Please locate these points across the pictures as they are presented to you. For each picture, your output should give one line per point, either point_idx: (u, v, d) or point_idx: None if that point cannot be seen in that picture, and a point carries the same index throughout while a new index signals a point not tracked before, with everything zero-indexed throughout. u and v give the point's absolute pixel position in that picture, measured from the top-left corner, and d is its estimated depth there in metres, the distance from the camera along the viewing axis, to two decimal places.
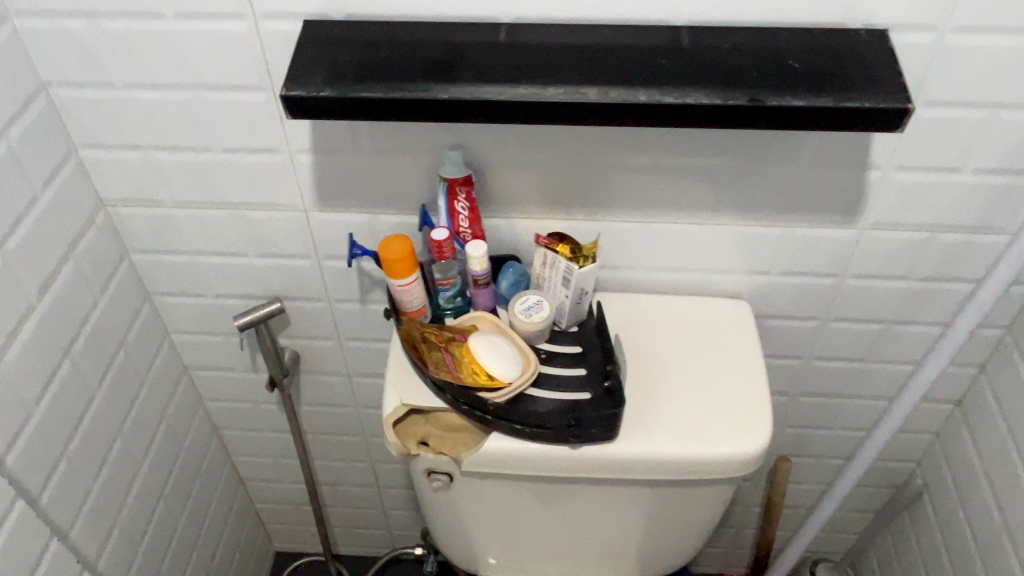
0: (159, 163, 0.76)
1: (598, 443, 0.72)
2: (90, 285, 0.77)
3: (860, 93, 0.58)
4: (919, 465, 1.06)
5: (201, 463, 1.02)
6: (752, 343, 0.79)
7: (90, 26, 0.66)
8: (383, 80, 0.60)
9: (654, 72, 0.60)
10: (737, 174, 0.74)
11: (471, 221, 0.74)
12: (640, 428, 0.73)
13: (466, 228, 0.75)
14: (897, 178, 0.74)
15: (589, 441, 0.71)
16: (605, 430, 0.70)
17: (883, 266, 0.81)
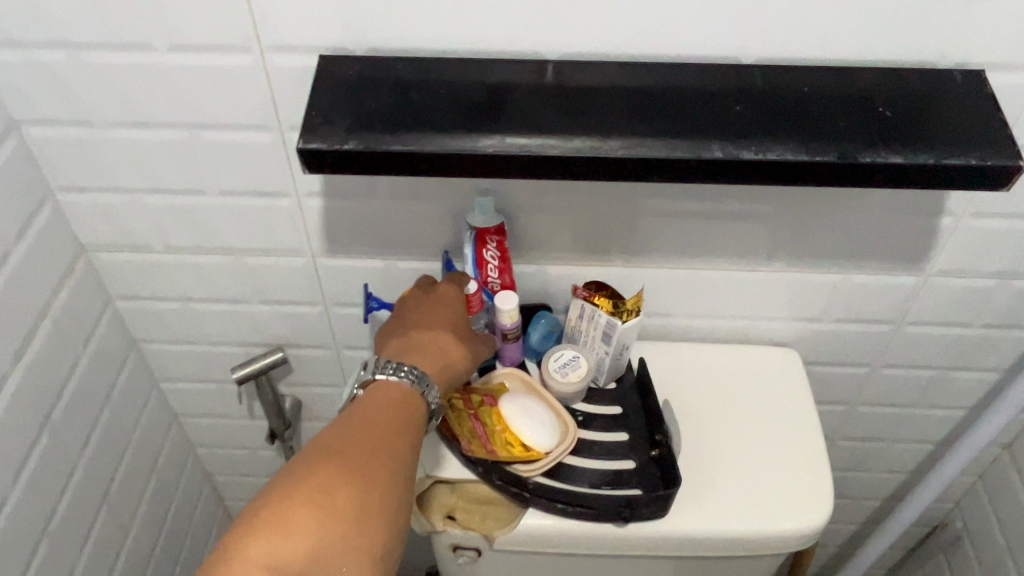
0: (148, 207, 0.68)
1: (645, 521, 0.65)
2: (70, 344, 0.71)
3: (963, 147, 0.50)
4: (960, 505, 1.00)
5: (191, 509, 0.97)
6: (803, 403, 0.73)
7: (69, 60, 0.57)
8: (417, 129, 0.51)
9: (726, 121, 0.52)
10: (794, 221, 0.66)
11: (501, 270, 0.67)
12: (690, 502, 0.66)
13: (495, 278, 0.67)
14: (971, 226, 0.66)
15: (637, 518, 0.64)
16: (655, 509, 0.63)
17: (944, 314, 0.74)
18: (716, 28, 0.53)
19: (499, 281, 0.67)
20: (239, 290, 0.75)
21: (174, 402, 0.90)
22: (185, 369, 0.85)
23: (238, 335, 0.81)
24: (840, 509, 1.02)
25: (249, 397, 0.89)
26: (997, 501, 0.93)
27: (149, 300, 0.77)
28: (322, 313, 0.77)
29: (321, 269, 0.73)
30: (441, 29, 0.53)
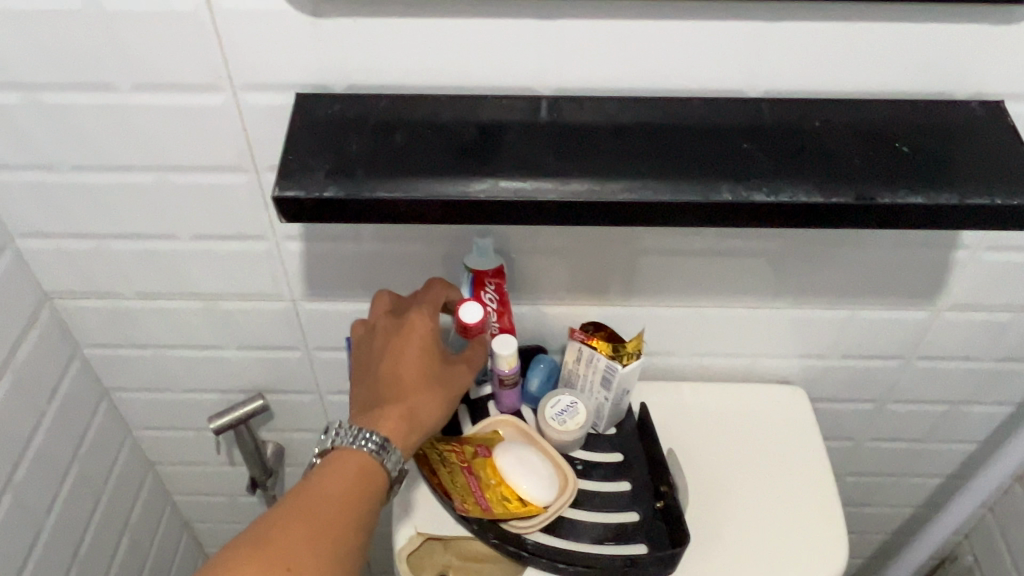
0: (116, 254, 0.63)
1: None
2: (34, 400, 0.67)
3: (987, 185, 0.47)
4: (970, 537, 0.97)
5: (170, 561, 0.92)
6: (812, 444, 0.69)
7: (23, 102, 0.53)
8: (403, 173, 0.47)
9: (736, 160, 0.48)
10: (803, 258, 0.63)
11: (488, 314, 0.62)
12: (700, 553, 0.62)
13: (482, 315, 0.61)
14: (986, 259, 0.63)
15: None
16: (660, 568, 0.59)
17: (956, 348, 0.71)
18: (722, 59, 0.50)
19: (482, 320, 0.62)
20: (215, 336, 0.71)
21: (149, 451, 0.85)
22: (160, 417, 0.81)
23: (215, 382, 0.76)
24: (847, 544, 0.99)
25: (228, 444, 0.85)
26: (1010, 535, 0.89)
27: (118, 348, 0.73)
28: (304, 357, 0.73)
29: (302, 313, 0.69)
30: (428, 64, 0.50)
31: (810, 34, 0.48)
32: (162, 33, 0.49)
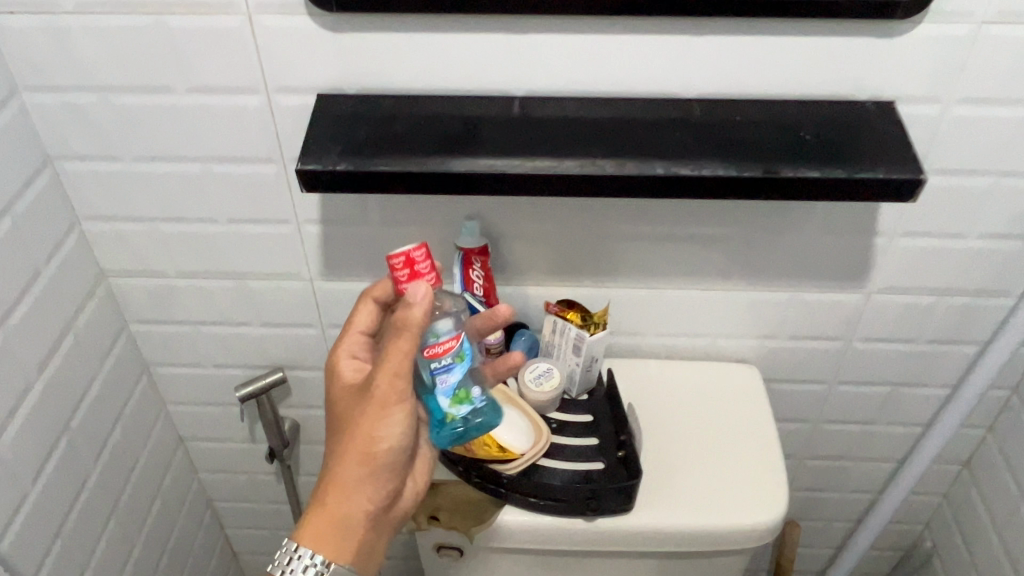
0: (163, 235, 0.75)
1: (613, 516, 0.70)
2: (89, 359, 0.78)
3: (874, 163, 0.58)
4: (929, 526, 1.04)
5: (194, 533, 1.02)
6: (760, 409, 0.79)
7: (98, 100, 0.66)
8: (400, 153, 0.59)
9: (669, 145, 0.60)
10: (746, 243, 0.74)
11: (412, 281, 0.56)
12: (655, 498, 0.71)
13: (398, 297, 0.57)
14: (903, 244, 0.73)
15: (605, 513, 0.70)
16: (621, 503, 0.69)
17: (890, 330, 0.81)
18: (659, 67, 0.61)
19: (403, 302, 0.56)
20: (243, 313, 0.83)
21: (180, 427, 0.96)
22: (191, 393, 0.92)
23: (241, 358, 0.87)
24: (815, 532, 1.06)
25: (250, 420, 0.95)
26: (962, 518, 0.97)
27: (159, 324, 0.84)
28: (319, 334, 0.84)
29: (319, 293, 0.80)
30: (422, 71, 0.62)
31: (728, 46, 0.60)
32: (213, 43, 0.61)
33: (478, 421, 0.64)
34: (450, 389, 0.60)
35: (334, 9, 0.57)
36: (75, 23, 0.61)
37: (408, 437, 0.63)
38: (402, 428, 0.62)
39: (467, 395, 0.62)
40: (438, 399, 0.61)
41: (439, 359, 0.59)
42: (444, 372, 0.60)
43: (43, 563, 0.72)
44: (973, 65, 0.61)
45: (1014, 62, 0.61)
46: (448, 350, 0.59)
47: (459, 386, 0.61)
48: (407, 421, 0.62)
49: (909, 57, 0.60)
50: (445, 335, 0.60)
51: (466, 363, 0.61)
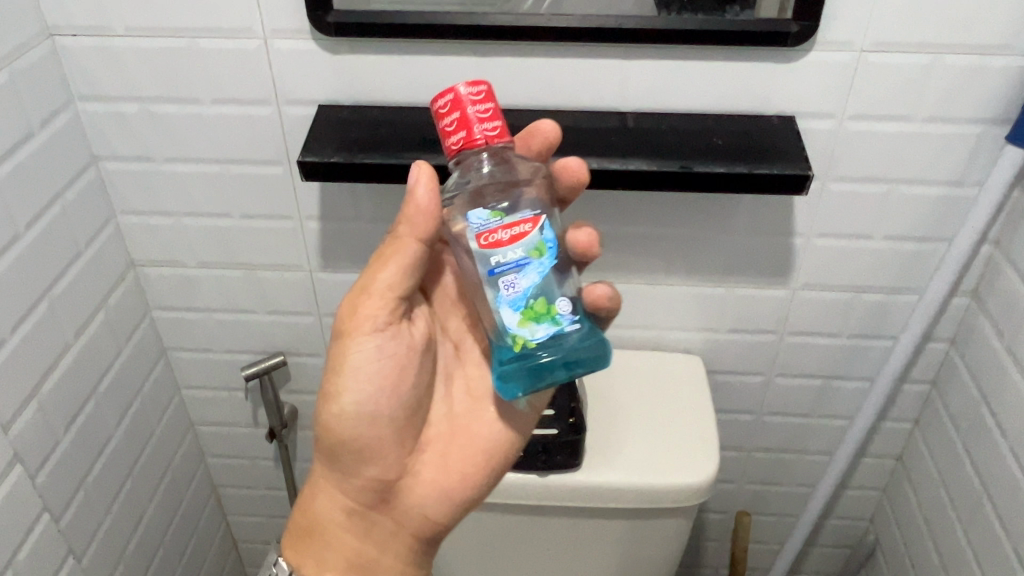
0: (186, 228, 0.89)
1: (563, 471, 0.85)
2: (116, 336, 0.90)
3: (770, 162, 0.71)
4: (873, 522, 1.13)
5: (199, 512, 1.12)
6: (699, 392, 0.92)
7: (139, 109, 0.79)
8: (383, 150, 0.73)
9: (604, 146, 0.73)
10: (683, 242, 0.86)
11: (474, 123, 0.53)
12: (602, 462, 0.86)
13: (448, 140, 0.54)
14: (818, 244, 0.85)
15: (556, 469, 0.84)
16: (569, 459, 0.84)
17: (816, 325, 0.92)
18: (598, 84, 0.75)
19: (456, 147, 0.53)
20: (251, 301, 0.95)
21: (191, 411, 1.07)
22: (203, 377, 1.03)
23: (248, 343, 0.99)
24: (767, 526, 1.15)
25: (254, 406, 1.07)
26: (897, 510, 1.06)
27: (178, 311, 0.97)
28: (317, 322, 0.96)
29: (317, 283, 0.92)
30: (406, 85, 0.76)
31: (653, 68, 0.73)
32: (235, 62, 0.75)
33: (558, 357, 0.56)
34: (523, 296, 0.54)
35: (332, 33, 0.71)
36: (123, 44, 0.75)
37: (369, 427, 0.64)
38: (352, 406, 0.63)
39: (550, 310, 0.54)
40: (507, 307, 0.54)
41: (509, 252, 0.53)
42: (516, 272, 0.53)
43: (69, 505, 0.83)
44: (859, 86, 0.73)
45: (893, 84, 0.73)
46: (515, 239, 0.53)
47: (532, 297, 0.54)
48: (360, 401, 0.63)
49: (805, 77, 0.73)
50: (514, 218, 0.54)
51: (543, 265, 0.54)
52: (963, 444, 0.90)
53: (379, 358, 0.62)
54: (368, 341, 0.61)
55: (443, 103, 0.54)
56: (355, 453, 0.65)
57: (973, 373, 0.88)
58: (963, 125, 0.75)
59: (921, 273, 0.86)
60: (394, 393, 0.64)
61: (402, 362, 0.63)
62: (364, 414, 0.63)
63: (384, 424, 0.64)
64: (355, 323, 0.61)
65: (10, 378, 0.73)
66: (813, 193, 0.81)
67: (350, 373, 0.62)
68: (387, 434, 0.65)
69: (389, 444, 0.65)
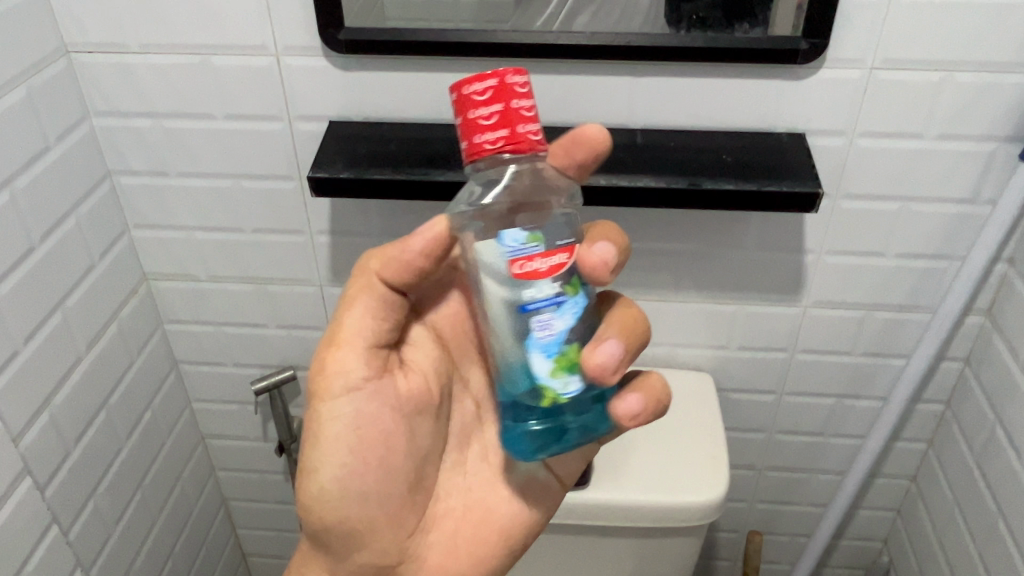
0: (198, 242, 0.89)
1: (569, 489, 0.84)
2: (128, 348, 0.91)
3: (780, 179, 0.71)
4: (887, 544, 1.12)
5: (208, 525, 1.12)
6: (712, 409, 0.91)
7: (153, 124, 0.80)
8: (392, 165, 0.73)
9: (613, 163, 0.73)
10: (693, 259, 0.85)
11: (518, 120, 0.49)
12: (610, 479, 0.86)
13: (486, 136, 0.49)
14: (830, 261, 0.84)
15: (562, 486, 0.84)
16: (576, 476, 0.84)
17: (827, 343, 0.91)
18: (607, 101, 0.75)
19: (494, 145, 0.49)
20: (262, 315, 0.95)
21: (202, 424, 1.08)
22: (213, 390, 1.04)
23: (259, 357, 1.00)
24: (779, 546, 1.14)
25: (264, 419, 1.07)
26: (910, 531, 1.05)
27: (190, 323, 0.97)
28: (326, 337, 0.97)
29: (327, 298, 0.93)
30: (416, 101, 0.76)
31: (663, 85, 0.73)
32: (247, 78, 0.76)
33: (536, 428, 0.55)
34: (557, 342, 0.50)
35: (344, 51, 0.72)
36: (139, 61, 0.76)
37: (353, 505, 0.60)
38: (330, 481, 0.60)
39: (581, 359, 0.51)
40: (541, 351, 0.50)
41: (544, 287, 0.50)
42: (553, 313, 0.50)
43: (78, 516, 0.84)
44: (870, 103, 0.73)
45: (903, 102, 0.73)
46: (553, 271, 0.50)
47: (566, 343, 0.50)
48: (340, 476, 0.59)
49: (815, 95, 0.73)
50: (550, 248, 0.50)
51: (577, 306, 0.51)
52: (977, 464, 0.89)
53: (357, 424, 0.59)
54: (343, 406, 0.59)
55: (485, 93, 0.49)
56: (342, 535, 0.62)
57: (988, 393, 0.87)
58: (976, 143, 0.74)
59: (934, 291, 0.85)
60: (378, 468, 0.60)
61: (384, 429, 0.60)
62: (344, 490, 0.60)
63: (370, 503, 0.61)
64: (328, 385, 0.58)
65: (22, 390, 0.74)
66: (824, 211, 0.80)
67: (327, 444, 0.59)
68: (375, 513, 0.61)
69: (378, 525, 0.62)
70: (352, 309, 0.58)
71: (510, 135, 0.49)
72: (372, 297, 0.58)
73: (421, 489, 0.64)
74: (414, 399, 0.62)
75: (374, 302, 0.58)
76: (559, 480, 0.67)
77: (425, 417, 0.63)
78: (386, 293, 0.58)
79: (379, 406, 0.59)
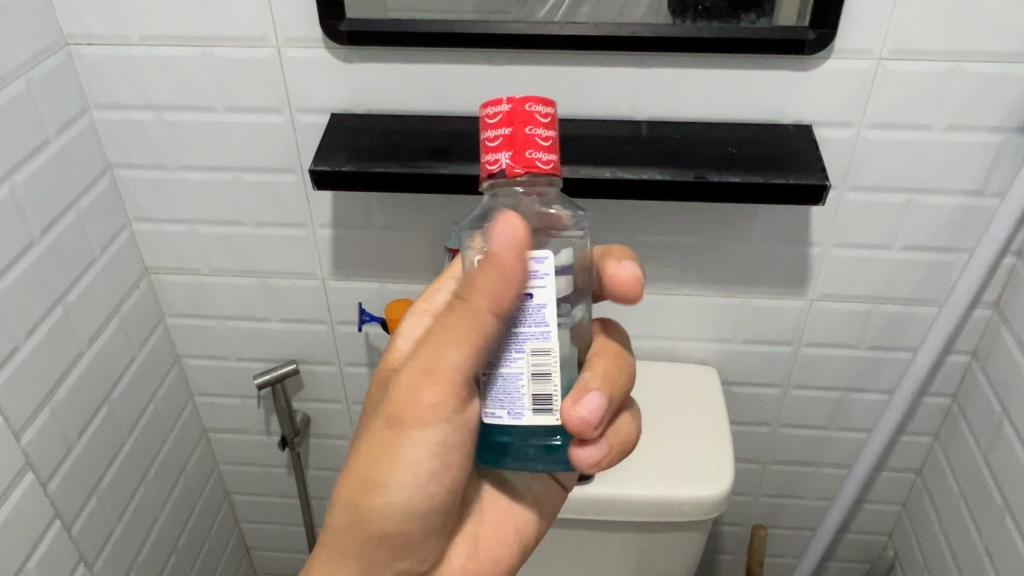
0: (199, 236, 0.89)
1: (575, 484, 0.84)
2: (130, 343, 0.90)
3: (787, 171, 0.70)
4: (892, 537, 1.11)
5: (211, 519, 1.12)
6: (716, 404, 0.91)
7: (153, 117, 0.80)
8: (395, 158, 0.73)
9: (618, 155, 0.72)
10: (698, 252, 0.85)
11: (525, 146, 0.48)
12: (614, 474, 0.85)
13: (489, 159, 0.49)
14: (836, 254, 0.83)
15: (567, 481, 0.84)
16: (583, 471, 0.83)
17: (833, 336, 0.91)
18: (611, 92, 0.74)
19: (494, 168, 0.49)
20: (264, 309, 0.95)
21: (204, 418, 1.08)
22: (216, 384, 1.04)
23: (261, 351, 0.99)
24: (783, 540, 1.14)
25: (267, 413, 1.06)
26: (916, 525, 1.04)
27: (192, 317, 0.97)
28: (329, 331, 0.96)
29: (329, 291, 0.92)
30: (418, 93, 0.75)
31: (668, 75, 0.73)
32: (248, 70, 0.75)
33: (537, 447, 0.52)
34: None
35: (345, 42, 0.71)
36: (139, 53, 0.75)
37: (419, 524, 0.57)
38: (402, 502, 0.55)
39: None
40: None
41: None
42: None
43: (81, 512, 0.83)
44: (878, 94, 0.72)
45: (912, 94, 0.72)
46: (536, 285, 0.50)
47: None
48: (414, 496, 0.55)
49: (822, 86, 0.72)
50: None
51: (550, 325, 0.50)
52: (984, 458, 0.88)
53: (444, 453, 0.54)
54: (432, 432, 0.53)
55: (495, 116, 0.49)
56: (396, 547, 0.57)
57: (996, 387, 0.86)
58: (985, 135, 0.73)
59: (941, 284, 0.84)
60: (453, 490, 0.57)
61: (471, 457, 0.56)
62: (418, 509, 0.56)
63: (434, 520, 0.57)
64: (420, 411, 0.53)
65: (23, 386, 0.74)
66: (831, 203, 0.79)
67: (405, 468, 0.54)
68: (433, 529, 0.58)
69: (427, 542, 0.59)
70: (457, 341, 0.50)
71: (510, 160, 0.48)
72: (480, 333, 0.49)
73: (462, 497, 0.62)
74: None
75: (477, 344, 0.50)
76: (562, 484, 0.70)
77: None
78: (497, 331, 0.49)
79: (473, 437, 0.55)
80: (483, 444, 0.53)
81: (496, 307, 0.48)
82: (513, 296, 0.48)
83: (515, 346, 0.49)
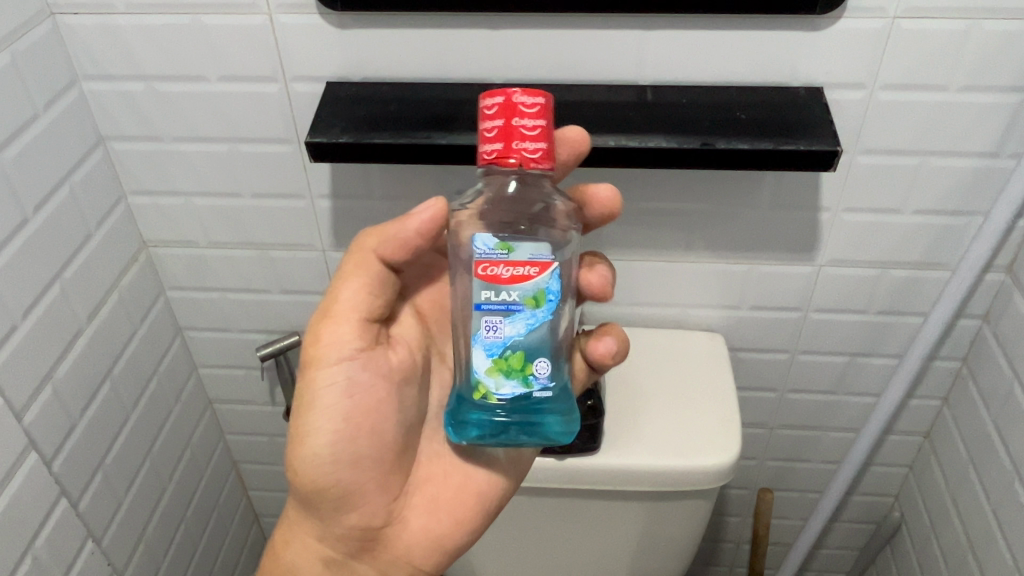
0: (197, 209, 0.87)
1: (580, 455, 0.84)
2: (130, 317, 0.89)
3: (797, 136, 0.68)
4: (898, 498, 1.12)
5: (219, 488, 1.13)
6: (725, 373, 0.90)
7: (144, 88, 0.77)
8: (393, 129, 0.71)
9: (622, 122, 0.70)
10: (706, 220, 0.83)
11: (552, 141, 0.53)
12: (622, 444, 0.85)
13: (524, 147, 0.52)
14: (845, 219, 0.81)
15: (572, 452, 0.84)
16: (587, 440, 0.83)
17: (843, 302, 0.89)
18: (615, 55, 0.72)
19: (527, 156, 0.52)
20: (265, 281, 0.94)
21: (209, 389, 1.08)
22: (219, 355, 1.03)
23: (263, 322, 0.99)
24: (790, 502, 1.14)
25: (272, 384, 1.06)
26: (923, 485, 1.04)
27: (192, 291, 0.96)
28: None
29: (330, 262, 0.91)
30: (415, 61, 0.73)
31: (672, 38, 0.70)
32: (239, 37, 0.73)
33: (519, 423, 0.56)
34: (501, 344, 0.54)
35: (340, 9, 0.68)
36: (126, 22, 0.73)
37: (346, 471, 0.61)
38: (325, 447, 0.59)
39: (523, 369, 0.54)
40: (483, 349, 0.54)
41: (504, 292, 0.53)
42: (504, 318, 0.54)
43: (87, 487, 0.83)
44: (892, 53, 0.69)
45: (927, 54, 0.69)
46: (519, 280, 0.53)
47: (510, 349, 0.54)
48: (334, 443, 0.59)
49: (834, 47, 0.70)
50: (521, 257, 0.53)
51: (533, 318, 0.54)
52: (993, 422, 0.87)
53: (351, 390, 0.59)
54: (333, 373, 0.59)
55: (532, 107, 0.52)
56: (336, 500, 0.62)
57: (1007, 351, 0.85)
58: (1001, 95, 0.71)
59: (953, 248, 0.83)
60: (372, 433, 0.61)
61: (377, 397, 0.61)
62: (338, 457, 0.60)
63: (363, 466, 0.61)
64: (320, 354, 0.59)
65: (23, 365, 0.73)
66: (842, 167, 0.77)
67: (321, 410, 0.59)
68: (366, 477, 0.62)
69: (369, 488, 0.62)
70: (348, 283, 0.59)
71: (547, 150, 0.52)
72: (370, 275, 0.59)
73: (406, 453, 0.65)
74: (404, 371, 0.64)
75: (369, 277, 0.59)
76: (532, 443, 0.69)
77: (413, 388, 0.65)
78: (383, 272, 0.60)
79: (374, 374, 0.61)
80: (475, 424, 0.56)
81: (379, 253, 0.59)
82: (403, 251, 0.58)
83: (541, 320, 0.54)
